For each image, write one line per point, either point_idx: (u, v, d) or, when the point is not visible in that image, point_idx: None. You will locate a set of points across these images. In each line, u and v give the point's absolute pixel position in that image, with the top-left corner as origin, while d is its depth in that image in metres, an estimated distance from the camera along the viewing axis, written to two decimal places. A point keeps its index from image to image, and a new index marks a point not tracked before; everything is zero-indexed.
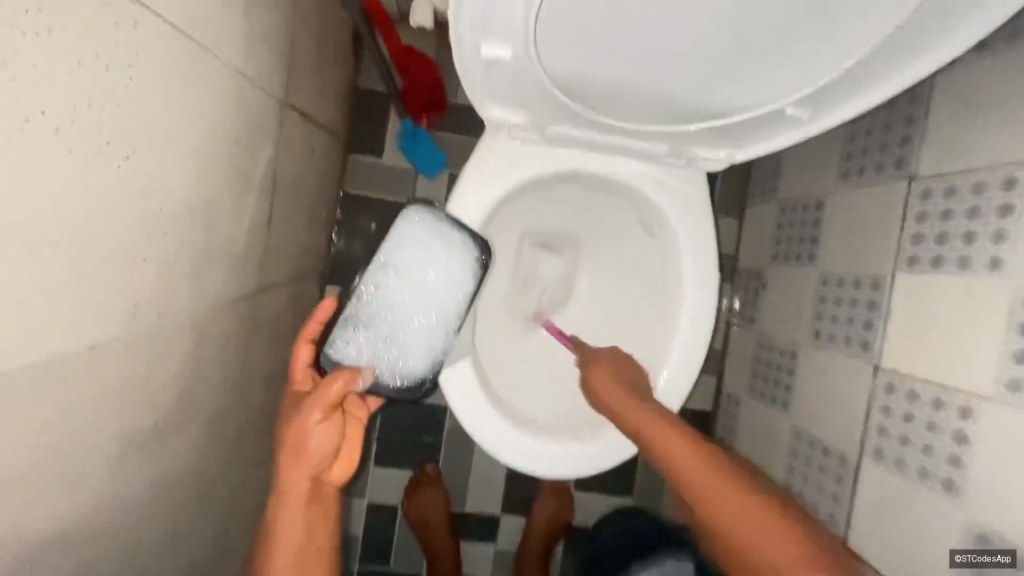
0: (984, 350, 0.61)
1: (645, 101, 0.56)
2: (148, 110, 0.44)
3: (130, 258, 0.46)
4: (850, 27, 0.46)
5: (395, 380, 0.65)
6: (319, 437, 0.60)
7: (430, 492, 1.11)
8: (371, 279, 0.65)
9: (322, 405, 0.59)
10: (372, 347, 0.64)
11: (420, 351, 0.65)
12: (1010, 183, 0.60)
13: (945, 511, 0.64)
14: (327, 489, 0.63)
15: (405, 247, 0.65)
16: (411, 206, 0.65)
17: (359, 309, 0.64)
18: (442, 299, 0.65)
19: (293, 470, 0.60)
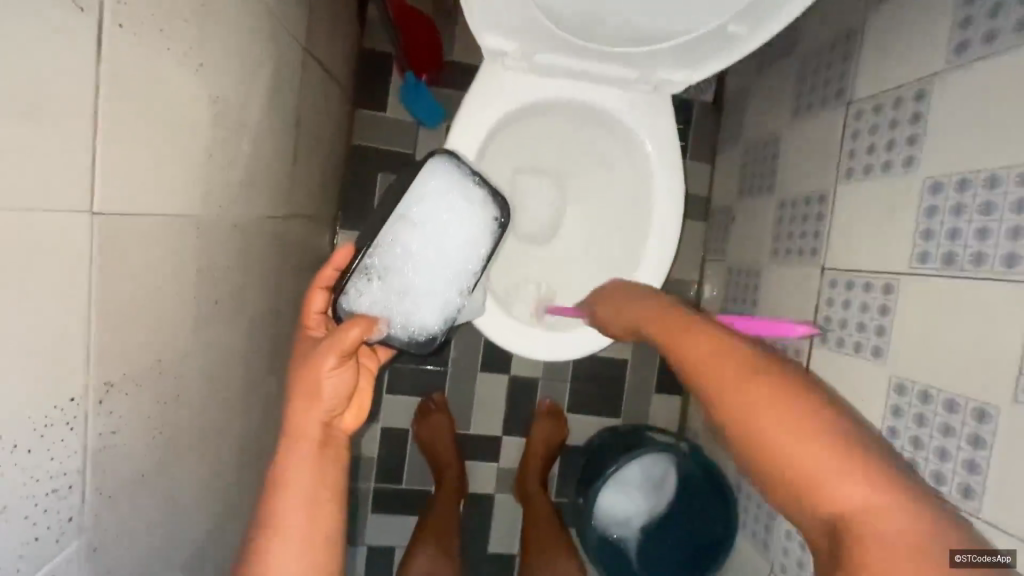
0: (901, 235, 0.74)
1: (614, 28, 0.67)
2: (212, 28, 0.54)
3: (203, 150, 0.57)
4: None
5: (409, 331, 0.74)
6: (334, 383, 0.62)
7: (437, 418, 1.22)
8: (388, 236, 0.73)
9: (338, 352, 0.62)
10: (386, 299, 0.73)
11: (433, 305, 0.75)
12: (920, 95, 0.72)
13: (871, 372, 0.77)
14: (337, 437, 0.65)
15: (422, 207, 0.74)
16: (436, 163, 0.74)
17: (376, 264, 0.72)
18: (457, 260, 0.75)
19: (307, 412, 0.62)
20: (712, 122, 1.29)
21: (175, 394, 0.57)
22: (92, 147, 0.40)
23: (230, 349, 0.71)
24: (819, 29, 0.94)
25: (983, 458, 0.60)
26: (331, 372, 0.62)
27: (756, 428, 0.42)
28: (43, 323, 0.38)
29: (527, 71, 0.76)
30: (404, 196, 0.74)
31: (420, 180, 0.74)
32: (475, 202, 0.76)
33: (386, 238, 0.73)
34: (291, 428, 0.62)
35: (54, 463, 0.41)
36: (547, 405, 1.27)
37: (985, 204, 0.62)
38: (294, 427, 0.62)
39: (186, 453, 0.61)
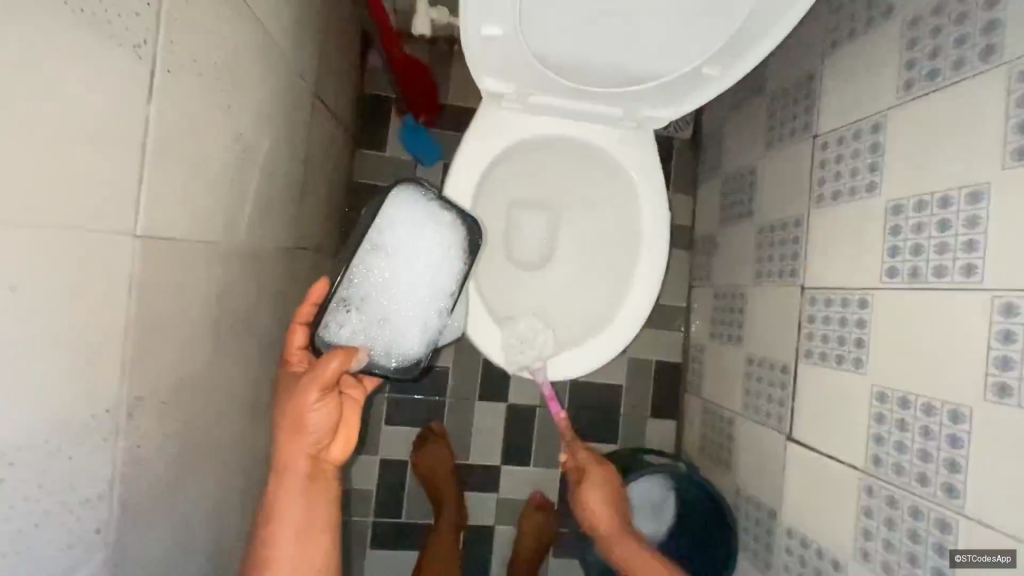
0: (870, 252, 0.80)
1: (601, 70, 0.73)
2: (239, 72, 0.60)
3: (227, 182, 0.61)
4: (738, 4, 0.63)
5: (395, 357, 0.78)
6: (317, 419, 0.66)
7: (437, 446, 1.24)
8: (357, 266, 0.76)
9: (318, 388, 0.65)
10: (366, 327, 0.76)
11: (414, 329, 0.79)
12: (877, 127, 0.80)
13: (853, 381, 0.81)
14: (324, 467, 0.69)
15: (389, 236, 0.77)
16: (395, 194, 0.77)
17: (350, 294, 0.75)
18: (430, 284, 0.80)
19: (293, 446, 0.66)
20: (692, 157, 1.38)
21: (192, 411, 0.59)
22: (139, 174, 0.45)
23: (240, 374, 0.73)
24: (784, 72, 1.04)
25: (963, 457, 0.64)
26: (313, 408, 0.65)
27: None
28: (86, 334, 0.41)
29: (522, 110, 0.83)
30: (369, 225, 0.76)
31: (382, 212, 0.77)
32: (441, 226, 0.80)
33: (356, 268, 0.76)
34: (281, 459, 0.67)
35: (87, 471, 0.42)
36: (537, 499, 1.28)
37: (942, 221, 0.69)
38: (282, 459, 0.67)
39: (199, 472, 0.63)
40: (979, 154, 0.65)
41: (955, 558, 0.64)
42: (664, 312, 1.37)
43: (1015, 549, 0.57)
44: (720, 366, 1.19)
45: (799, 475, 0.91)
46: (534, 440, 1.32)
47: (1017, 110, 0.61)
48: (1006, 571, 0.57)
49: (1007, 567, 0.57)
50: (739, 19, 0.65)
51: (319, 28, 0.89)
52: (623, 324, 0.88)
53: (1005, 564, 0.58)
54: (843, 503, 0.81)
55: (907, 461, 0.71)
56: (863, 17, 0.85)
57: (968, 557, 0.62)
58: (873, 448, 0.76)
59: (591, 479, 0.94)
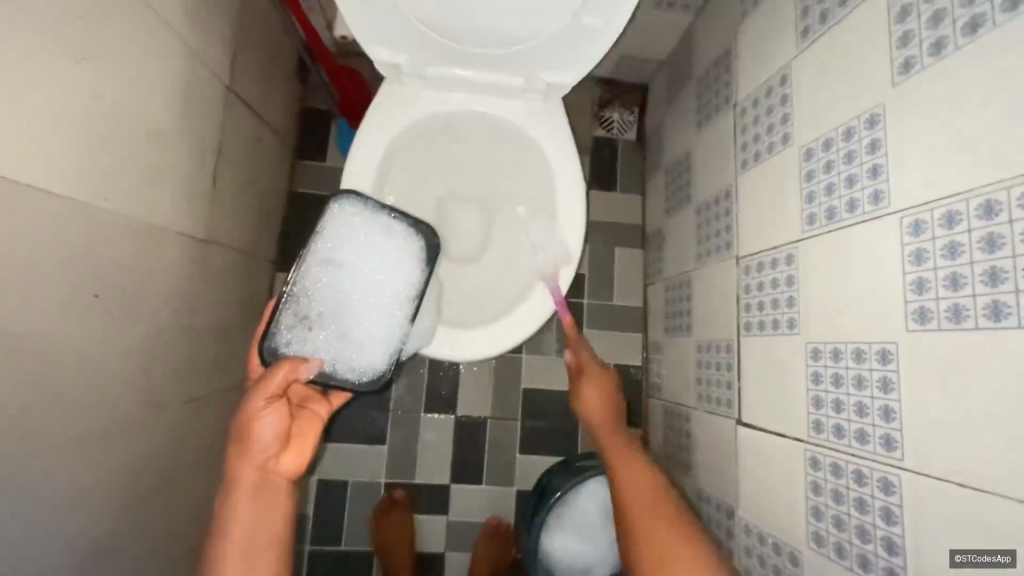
0: (790, 205, 0.75)
1: (488, 33, 0.73)
2: (95, 30, 0.60)
3: (78, 137, 0.60)
4: None
5: (357, 372, 0.74)
6: (265, 427, 0.67)
7: (398, 518, 1.13)
8: (305, 285, 0.74)
9: (266, 396, 0.67)
10: (323, 345, 0.74)
11: (376, 342, 0.76)
12: (784, 80, 0.78)
13: (789, 344, 0.74)
14: (273, 480, 0.69)
15: (339, 246, 0.76)
16: (336, 203, 0.77)
17: (301, 312, 0.73)
18: (387, 295, 0.77)
19: (242, 459, 0.67)
20: (639, 156, 1.37)
21: (14, 370, 0.55)
22: None
23: (110, 352, 0.69)
24: (707, 54, 1.04)
25: (896, 401, 0.56)
26: (262, 415, 0.67)
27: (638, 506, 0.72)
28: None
29: (425, 85, 0.82)
30: (311, 242, 0.75)
31: (328, 222, 0.76)
32: (391, 236, 0.79)
33: (304, 287, 0.74)
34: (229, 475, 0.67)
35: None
36: (492, 524, 1.16)
37: (848, 153, 0.65)
38: (231, 475, 0.68)
39: (28, 445, 0.57)
40: (870, 78, 0.62)
41: (954, 557, 0.49)
42: (621, 313, 1.31)
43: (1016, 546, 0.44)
44: (675, 361, 1.12)
45: (750, 461, 0.81)
46: (485, 456, 1.21)
47: (897, 26, 0.58)
48: (1007, 574, 0.44)
49: (1009, 569, 0.44)
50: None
51: (233, 26, 0.91)
52: (547, 288, 0.84)
53: (1006, 566, 0.44)
54: (791, 482, 0.72)
55: (845, 420, 0.63)
56: None
57: (968, 558, 0.48)
58: (814, 414, 0.68)
59: (589, 376, 0.94)
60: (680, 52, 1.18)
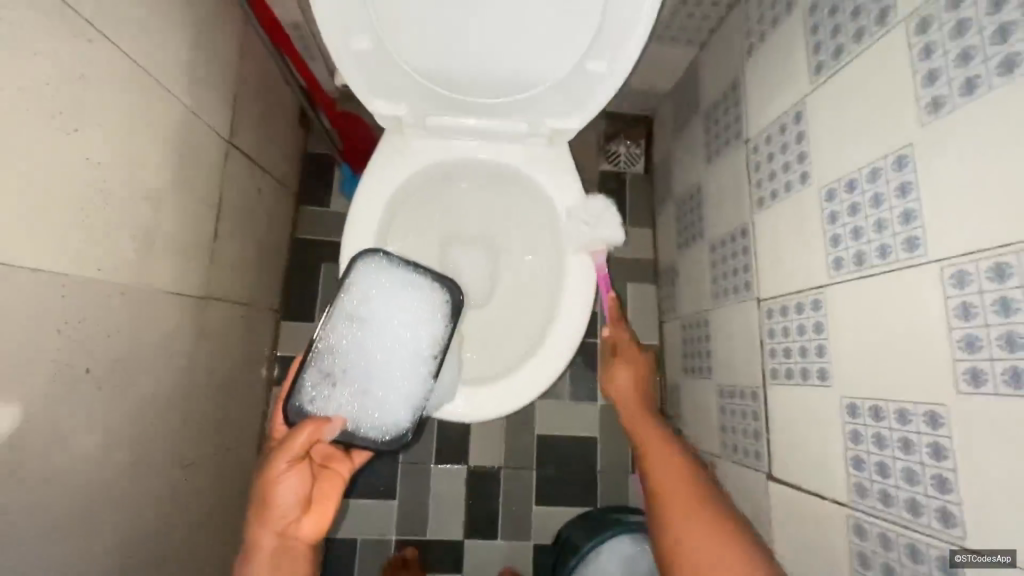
0: (814, 247, 0.71)
1: (488, 82, 0.70)
2: (92, 100, 0.59)
3: (74, 210, 0.58)
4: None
5: (379, 430, 0.71)
6: (286, 491, 0.64)
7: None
8: (330, 341, 0.72)
9: (289, 456, 0.64)
10: (347, 403, 0.71)
11: (401, 400, 0.73)
12: (798, 117, 0.75)
13: (821, 396, 0.69)
14: (293, 545, 0.65)
15: (363, 302, 0.74)
16: (359, 258, 0.74)
17: (326, 370, 0.71)
18: (412, 351, 0.74)
19: (261, 525, 0.64)
20: (647, 190, 1.35)
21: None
22: None
23: (103, 424, 0.65)
24: (714, 88, 1.01)
25: (951, 471, 0.51)
26: (282, 478, 0.64)
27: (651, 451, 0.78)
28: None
29: (426, 135, 0.80)
30: (336, 299, 0.73)
31: (352, 278, 0.74)
32: (417, 290, 0.76)
33: (329, 343, 0.72)
34: (248, 541, 0.64)
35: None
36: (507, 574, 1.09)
37: (875, 196, 0.61)
38: (250, 538, 0.64)
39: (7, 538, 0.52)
40: (894, 115, 0.58)
41: (955, 557, 0.50)
42: None
43: (1016, 547, 0.44)
44: (695, 403, 1.07)
45: (785, 522, 0.75)
46: (499, 507, 1.15)
47: (920, 63, 0.55)
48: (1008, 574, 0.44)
49: (1009, 569, 0.44)
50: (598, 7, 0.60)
51: (232, 81, 0.90)
52: (559, 335, 0.80)
53: (1007, 566, 0.45)
54: (833, 547, 0.66)
55: (892, 486, 0.57)
56: (771, 15, 0.83)
57: (968, 558, 0.49)
58: (855, 476, 0.62)
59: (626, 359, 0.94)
60: (685, 86, 1.16)
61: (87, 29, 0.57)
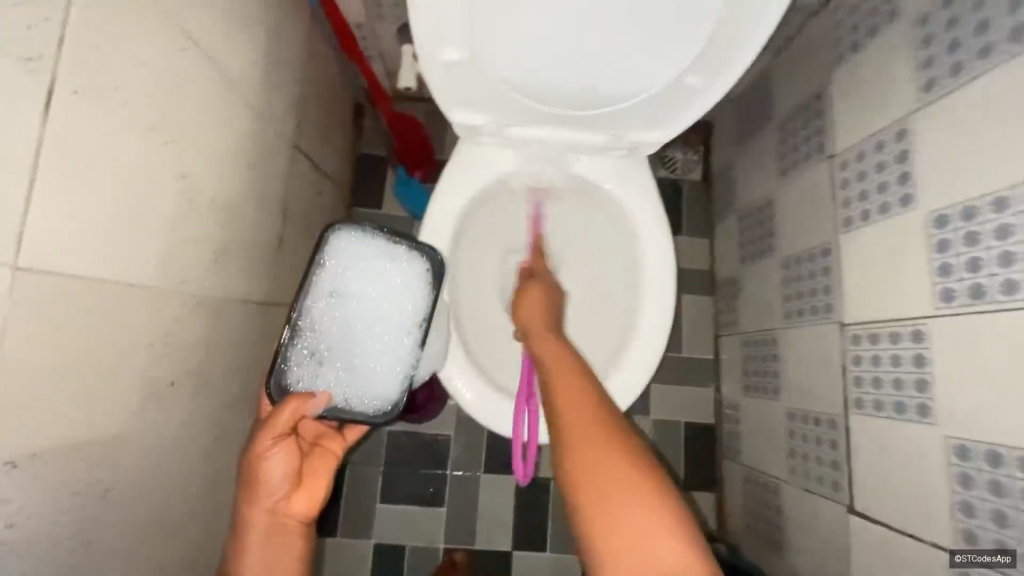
0: (918, 275, 0.67)
1: (577, 95, 0.67)
2: (186, 110, 0.57)
3: (167, 223, 0.56)
4: (713, 13, 0.56)
5: (370, 405, 0.66)
6: (272, 468, 0.58)
7: None
8: (307, 318, 0.66)
9: (273, 431, 0.59)
10: (336, 381, 0.66)
11: (388, 374, 0.68)
12: (901, 135, 0.70)
13: (922, 434, 0.65)
14: (287, 523, 0.59)
15: (337, 275, 0.67)
16: (331, 229, 0.67)
17: (311, 349, 0.65)
18: (398, 322, 0.69)
19: (250, 505, 0.58)
20: (704, 199, 1.31)
21: (95, 482, 0.49)
22: (26, 196, 0.40)
23: (184, 438, 0.64)
24: (790, 98, 0.97)
25: None
26: (269, 454, 0.59)
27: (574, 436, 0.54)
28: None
29: (501, 144, 0.78)
30: (310, 275, 0.66)
31: (324, 250, 0.67)
32: (397, 257, 0.70)
33: (310, 321, 0.66)
34: (235, 524, 0.59)
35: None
36: None
37: (1000, 228, 0.57)
38: (239, 521, 0.59)
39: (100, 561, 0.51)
40: None
41: (955, 557, 0.60)
42: (688, 367, 1.25)
43: (1015, 548, 0.54)
44: (756, 424, 1.04)
45: (871, 560, 0.72)
46: (548, 520, 1.14)
47: None
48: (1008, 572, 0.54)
49: (1009, 567, 0.54)
50: (709, 24, 0.57)
51: (300, 84, 0.89)
52: (634, 361, 0.77)
53: (1006, 564, 0.54)
54: None
55: (1012, 539, 0.54)
56: (866, 25, 0.78)
57: (968, 558, 0.59)
58: (964, 523, 0.59)
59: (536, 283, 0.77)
60: (752, 93, 1.11)
61: (182, 38, 0.56)
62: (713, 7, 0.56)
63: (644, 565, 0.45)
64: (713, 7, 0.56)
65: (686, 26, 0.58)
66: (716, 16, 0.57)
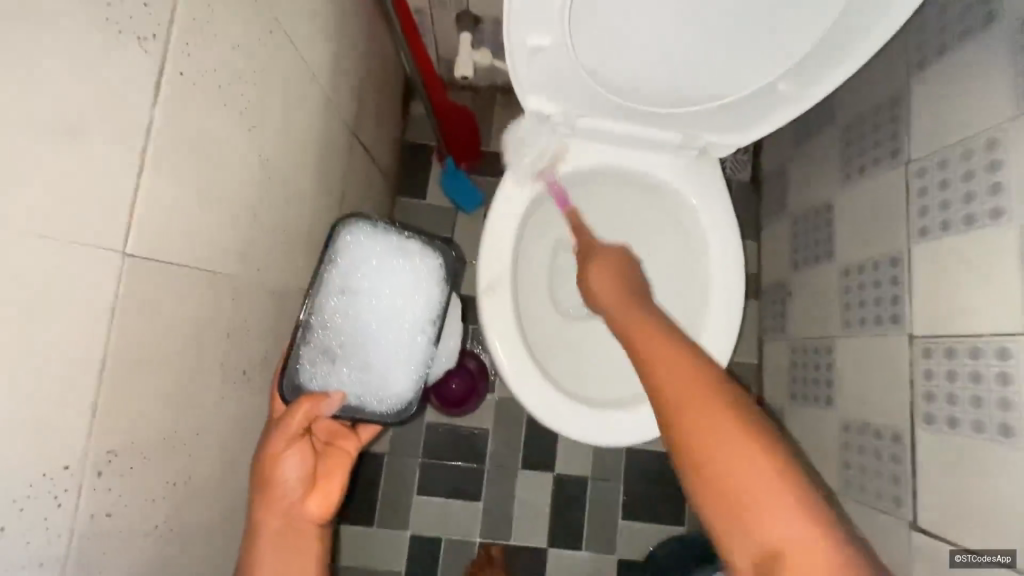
0: (1008, 291, 0.64)
1: (664, 90, 0.67)
2: (268, 93, 0.56)
3: (247, 209, 0.55)
4: (821, 25, 0.58)
5: (383, 405, 0.62)
6: (287, 468, 0.56)
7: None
8: (320, 315, 0.62)
9: (288, 432, 0.56)
10: (348, 380, 0.62)
11: (400, 373, 0.63)
12: (993, 144, 0.68)
13: (1003, 454, 0.63)
14: (302, 526, 0.56)
15: (348, 271, 0.63)
16: (344, 223, 0.62)
17: (322, 347, 0.61)
18: (409, 320, 0.63)
19: (263, 508, 0.55)
20: (753, 200, 1.28)
21: (178, 472, 0.48)
22: (135, 180, 0.38)
23: (257, 428, 0.63)
24: (859, 99, 0.94)
25: None
26: (285, 454, 0.56)
27: (671, 389, 0.49)
28: (27, 363, 0.32)
29: (570, 137, 0.76)
30: (322, 270, 0.62)
31: (335, 245, 0.62)
32: (409, 252, 0.64)
33: (321, 318, 0.62)
34: (248, 527, 0.55)
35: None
36: None
37: None
38: (251, 524, 0.55)
39: (181, 550, 0.50)
40: None
41: (956, 557, 0.68)
42: (730, 370, 1.23)
43: (1015, 549, 0.61)
44: (804, 432, 1.02)
45: None
46: (585, 518, 1.13)
47: None
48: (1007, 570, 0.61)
49: (1007, 567, 0.61)
50: (817, 34, 0.59)
51: (361, 70, 0.87)
52: None
53: (1004, 562, 0.62)
54: None
55: None
56: (957, 27, 0.75)
57: (967, 558, 0.67)
58: None
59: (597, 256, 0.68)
60: None
61: (270, 22, 0.54)
62: (821, 19, 0.58)
63: (764, 536, 0.41)
64: (821, 20, 0.58)
65: (793, 33, 0.59)
66: (824, 27, 0.59)
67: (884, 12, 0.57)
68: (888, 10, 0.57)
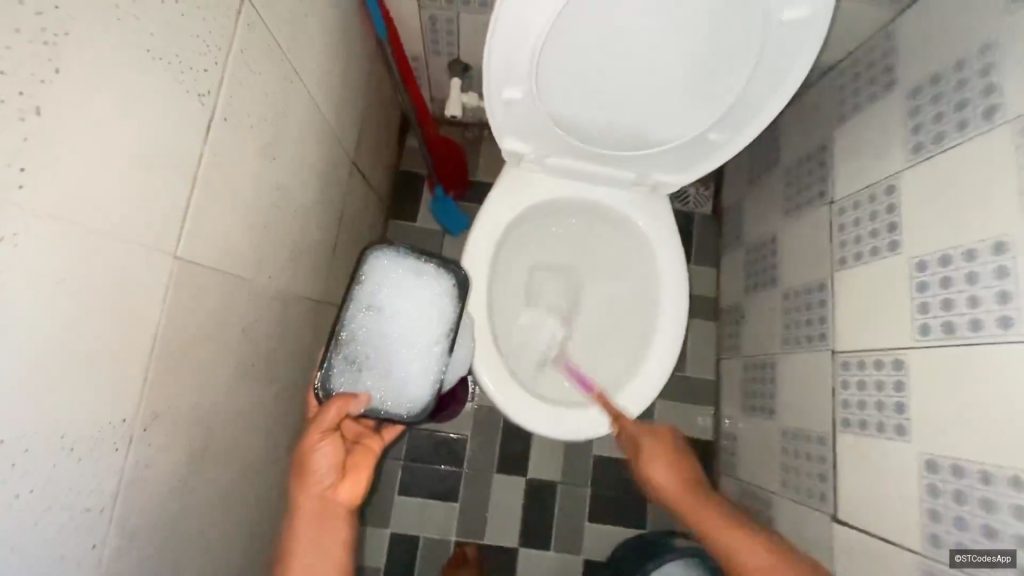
0: (901, 311, 0.77)
1: (616, 137, 0.80)
2: (286, 131, 0.68)
3: (263, 226, 0.66)
4: (736, 88, 0.71)
5: (405, 406, 0.72)
6: (319, 458, 0.65)
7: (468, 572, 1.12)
8: (350, 329, 0.72)
9: (321, 428, 0.65)
10: (374, 384, 0.72)
11: (419, 377, 0.72)
12: (890, 189, 0.81)
13: (899, 450, 0.74)
14: (336, 511, 0.66)
15: (374, 291, 0.73)
16: (370, 250, 0.73)
17: (351, 355, 0.71)
18: (427, 333, 0.73)
19: (301, 492, 0.65)
20: (714, 232, 1.41)
21: (199, 440, 0.58)
22: (186, 200, 0.50)
23: (260, 415, 0.73)
24: (796, 147, 1.08)
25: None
26: (317, 446, 0.65)
27: None
28: (108, 334, 0.43)
29: (541, 172, 0.88)
30: (352, 291, 0.72)
31: (362, 269, 0.72)
32: (427, 275, 0.75)
33: (351, 331, 0.72)
34: (292, 508, 0.66)
35: (72, 479, 0.41)
36: None
37: (970, 274, 0.67)
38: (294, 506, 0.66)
39: (195, 510, 0.60)
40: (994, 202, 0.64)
41: (955, 558, 0.64)
42: (691, 386, 1.34)
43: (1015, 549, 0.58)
44: (753, 441, 1.12)
45: (850, 562, 0.81)
46: (554, 520, 1.22)
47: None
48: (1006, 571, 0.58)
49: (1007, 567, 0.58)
50: (734, 95, 0.72)
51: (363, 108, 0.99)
52: (643, 381, 0.86)
53: (1004, 563, 0.59)
54: None
55: (970, 539, 0.63)
56: (868, 92, 0.90)
57: (967, 558, 0.63)
58: (930, 527, 0.68)
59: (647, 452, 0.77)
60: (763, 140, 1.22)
61: (291, 75, 0.67)
62: (737, 83, 0.71)
63: None
64: (737, 84, 0.71)
65: (715, 94, 0.72)
66: (739, 90, 0.72)
67: (786, 78, 0.71)
68: (790, 77, 0.70)
